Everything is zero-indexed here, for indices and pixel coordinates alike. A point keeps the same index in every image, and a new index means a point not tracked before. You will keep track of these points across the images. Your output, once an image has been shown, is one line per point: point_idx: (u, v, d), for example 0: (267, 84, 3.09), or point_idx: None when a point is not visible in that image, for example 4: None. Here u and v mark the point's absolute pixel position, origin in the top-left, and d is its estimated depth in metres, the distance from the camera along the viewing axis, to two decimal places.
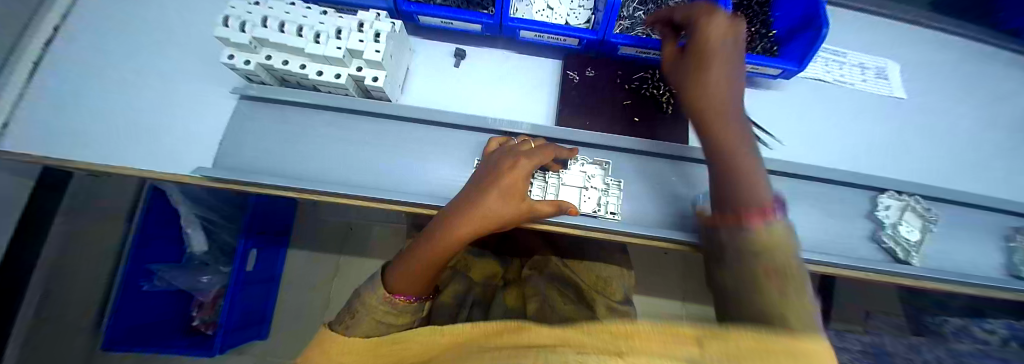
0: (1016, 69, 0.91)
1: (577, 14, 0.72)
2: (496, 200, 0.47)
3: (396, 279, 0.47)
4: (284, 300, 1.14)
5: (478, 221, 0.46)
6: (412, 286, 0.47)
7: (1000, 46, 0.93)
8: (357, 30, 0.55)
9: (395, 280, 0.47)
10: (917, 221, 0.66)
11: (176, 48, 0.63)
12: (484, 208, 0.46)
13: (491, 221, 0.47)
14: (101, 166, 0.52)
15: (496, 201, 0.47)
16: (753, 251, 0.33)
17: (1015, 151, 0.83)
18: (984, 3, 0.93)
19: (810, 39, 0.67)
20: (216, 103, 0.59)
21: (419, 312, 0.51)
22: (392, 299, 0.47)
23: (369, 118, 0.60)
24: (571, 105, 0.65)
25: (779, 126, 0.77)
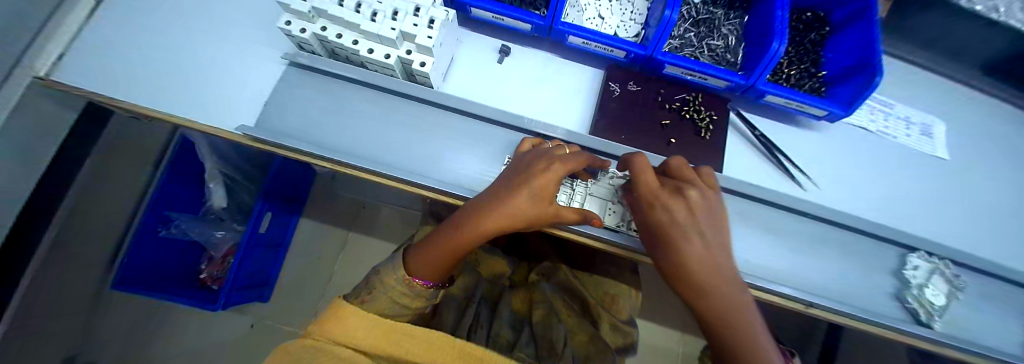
0: None
1: (628, 27, 0.65)
2: (523, 200, 0.43)
3: (416, 262, 0.46)
4: (287, 268, 1.20)
5: (501, 220, 0.43)
6: (430, 272, 0.45)
7: None
8: (413, 14, 0.53)
9: (416, 263, 0.46)
10: (944, 286, 0.62)
11: (233, 13, 0.68)
12: (506, 209, 0.43)
13: (516, 220, 0.44)
14: (155, 111, 0.57)
15: (523, 201, 0.43)
16: None
17: None
18: None
19: (863, 83, 0.59)
20: (264, 67, 0.63)
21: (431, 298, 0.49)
22: (409, 282, 0.45)
23: (409, 102, 0.59)
24: (611, 116, 0.61)
25: (830, 170, 0.67)
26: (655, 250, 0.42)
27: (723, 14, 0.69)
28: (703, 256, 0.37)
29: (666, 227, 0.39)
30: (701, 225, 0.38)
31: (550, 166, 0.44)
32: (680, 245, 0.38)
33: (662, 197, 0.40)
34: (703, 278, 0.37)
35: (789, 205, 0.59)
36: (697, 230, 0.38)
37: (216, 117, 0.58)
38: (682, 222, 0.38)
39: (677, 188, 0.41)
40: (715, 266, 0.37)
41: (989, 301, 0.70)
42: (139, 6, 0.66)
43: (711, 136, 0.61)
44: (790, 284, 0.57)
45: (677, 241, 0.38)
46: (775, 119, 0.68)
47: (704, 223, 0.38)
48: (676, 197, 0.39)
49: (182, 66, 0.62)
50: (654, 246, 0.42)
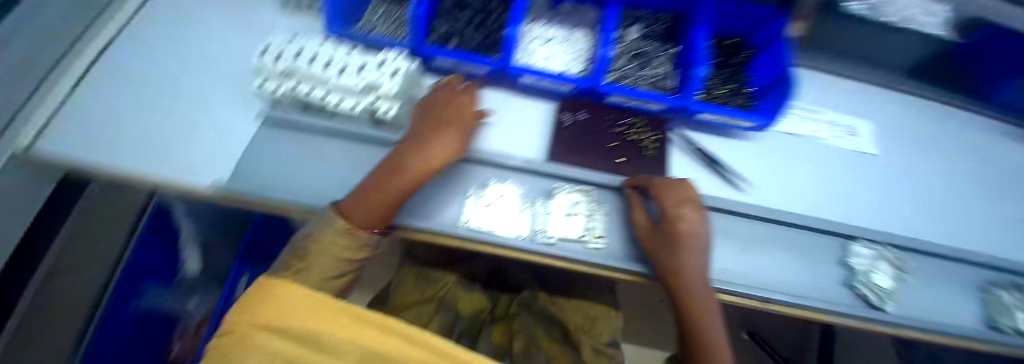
0: (962, 126, 1.06)
1: (574, 64, 0.74)
2: (459, 131, 0.57)
3: (355, 212, 0.47)
4: None
5: (448, 151, 0.54)
6: (380, 219, 0.48)
7: (948, 104, 1.10)
8: (378, 67, 0.59)
9: (355, 213, 0.47)
10: (891, 271, 0.68)
11: (210, 77, 0.73)
12: (449, 139, 0.55)
13: (449, 151, 0.55)
14: (125, 172, 0.58)
15: (460, 131, 0.57)
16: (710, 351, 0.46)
17: (973, 203, 0.92)
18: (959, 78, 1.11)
19: (783, 97, 0.68)
20: (239, 124, 0.67)
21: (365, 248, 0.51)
22: (352, 232, 0.47)
23: (379, 145, 0.63)
24: (566, 143, 0.68)
25: (764, 172, 0.74)
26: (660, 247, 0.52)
27: (657, 47, 0.78)
28: (698, 256, 0.50)
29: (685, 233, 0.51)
30: (705, 237, 0.52)
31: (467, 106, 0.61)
32: (694, 248, 0.50)
33: (687, 213, 0.52)
34: (697, 272, 0.49)
35: (732, 209, 0.65)
36: (703, 239, 0.52)
37: (192, 174, 0.60)
38: (699, 233, 0.51)
39: (693, 205, 0.54)
40: (705, 261, 0.51)
41: (934, 279, 0.76)
42: (119, 76, 0.70)
43: (654, 153, 0.69)
44: (743, 283, 0.62)
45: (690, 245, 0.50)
46: (713, 133, 0.76)
47: (707, 237, 0.52)
48: (695, 214, 0.52)
49: (158, 128, 0.65)
50: (662, 244, 0.51)
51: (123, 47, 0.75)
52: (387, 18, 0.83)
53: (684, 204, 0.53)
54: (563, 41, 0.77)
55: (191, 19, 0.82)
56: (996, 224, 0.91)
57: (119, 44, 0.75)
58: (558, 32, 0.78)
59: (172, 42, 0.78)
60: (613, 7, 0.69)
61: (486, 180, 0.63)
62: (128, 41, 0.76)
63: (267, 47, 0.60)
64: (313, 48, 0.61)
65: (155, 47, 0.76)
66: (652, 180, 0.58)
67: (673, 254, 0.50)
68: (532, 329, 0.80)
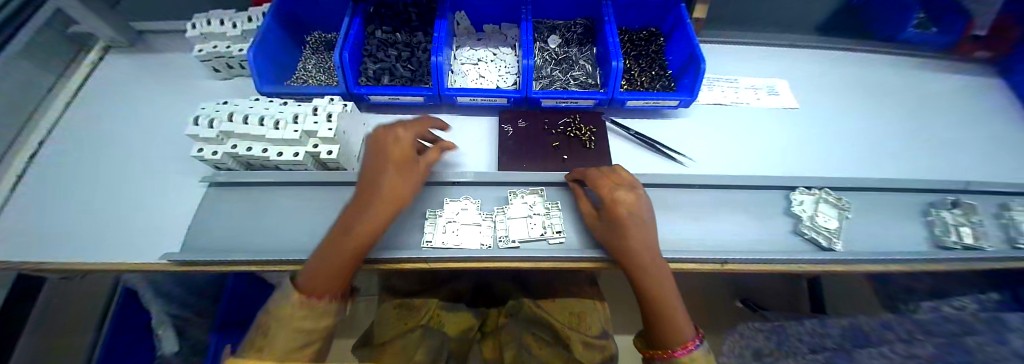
0: (866, 68, 1.18)
1: (505, 79, 0.81)
2: (399, 174, 0.49)
3: (310, 280, 0.43)
4: None
5: (389, 199, 0.46)
6: (341, 281, 0.45)
7: (850, 52, 1.22)
8: (313, 114, 0.61)
9: (309, 281, 0.43)
10: (833, 211, 0.72)
11: (153, 154, 0.74)
12: (386, 187, 0.47)
13: (399, 195, 0.48)
14: (63, 264, 0.56)
15: (401, 173, 0.49)
16: (670, 329, 0.46)
17: (893, 135, 1.01)
18: (857, 28, 1.27)
19: (694, 73, 0.75)
20: (186, 194, 0.67)
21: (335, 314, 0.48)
22: (308, 302, 0.43)
23: (328, 186, 0.64)
24: (510, 151, 0.71)
25: (696, 144, 0.80)
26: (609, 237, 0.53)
27: (577, 51, 0.87)
28: (644, 236, 0.50)
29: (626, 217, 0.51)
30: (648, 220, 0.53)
31: (403, 136, 0.52)
32: (641, 233, 0.50)
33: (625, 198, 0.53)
34: (646, 253, 0.49)
35: (673, 183, 0.70)
36: (645, 218, 0.52)
37: (139, 256, 0.58)
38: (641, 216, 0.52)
39: (630, 188, 0.55)
40: (651, 239, 0.51)
41: (876, 210, 0.81)
42: (49, 180, 0.69)
43: (596, 144, 0.73)
44: (697, 249, 0.65)
45: (631, 228, 0.50)
46: (645, 117, 0.83)
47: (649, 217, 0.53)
48: (632, 195, 0.54)
49: (98, 218, 0.63)
50: (608, 233, 0.53)
51: (54, 151, 0.74)
52: (320, 68, 0.90)
53: (620, 191, 0.54)
54: (491, 60, 0.84)
55: (123, 109, 0.83)
56: (922, 149, 0.99)
57: (49, 150, 0.74)
58: (484, 53, 0.86)
59: (105, 135, 0.77)
60: (526, 24, 0.76)
61: (440, 199, 0.65)
62: (59, 145, 0.75)
63: (198, 114, 0.61)
64: (247, 107, 0.63)
65: (88, 143, 0.76)
66: (590, 174, 0.60)
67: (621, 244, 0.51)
68: (521, 337, 0.77)
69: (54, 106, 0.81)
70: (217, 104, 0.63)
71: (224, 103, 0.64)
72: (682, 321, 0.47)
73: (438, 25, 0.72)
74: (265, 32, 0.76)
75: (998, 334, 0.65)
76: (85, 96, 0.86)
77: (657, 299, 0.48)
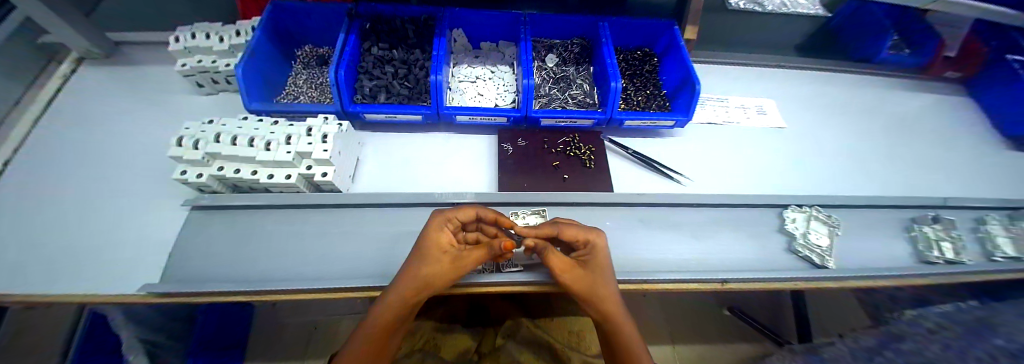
0: (844, 86, 1.25)
1: (504, 97, 0.81)
2: (420, 268, 0.45)
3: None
4: None
5: (403, 291, 0.45)
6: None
7: (830, 70, 1.28)
8: (306, 135, 0.59)
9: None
10: (823, 228, 0.74)
11: (132, 174, 0.70)
12: (406, 281, 0.45)
13: (419, 289, 0.46)
14: (21, 296, 0.51)
15: (420, 267, 0.45)
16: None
17: (873, 152, 1.06)
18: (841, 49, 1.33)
19: (690, 94, 0.76)
20: (168, 217, 0.64)
21: None
22: None
23: (322, 209, 0.62)
24: (511, 171, 0.70)
25: (692, 163, 0.82)
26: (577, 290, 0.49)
27: (574, 70, 0.87)
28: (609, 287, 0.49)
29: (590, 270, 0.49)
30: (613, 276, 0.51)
31: (437, 226, 0.47)
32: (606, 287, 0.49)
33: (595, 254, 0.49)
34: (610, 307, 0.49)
35: (672, 202, 0.70)
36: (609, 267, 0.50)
37: (112, 285, 0.54)
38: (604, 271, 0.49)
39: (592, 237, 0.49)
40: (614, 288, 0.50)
41: (864, 228, 0.83)
42: (19, 201, 0.64)
43: (596, 163, 0.74)
44: (698, 269, 0.65)
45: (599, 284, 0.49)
46: (641, 136, 0.84)
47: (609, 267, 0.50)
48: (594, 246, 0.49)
49: (67, 246, 0.58)
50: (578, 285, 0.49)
51: (21, 170, 0.69)
52: (312, 84, 0.87)
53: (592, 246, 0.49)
54: (489, 78, 0.84)
55: (102, 124, 0.78)
56: (900, 166, 1.04)
57: (14, 169, 0.69)
58: (482, 71, 0.86)
59: (82, 152, 0.73)
60: (525, 43, 0.76)
61: None
62: (29, 164, 0.70)
63: (181, 134, 0.58)
64: (236, 127, 0.61)
65: (63, 161, 0.71)
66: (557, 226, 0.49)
67: (595, 293, 0.49)
68: (519, 356, 0.74)
69: (22, 120, 0.76)
70: (202, 124, 0.60)
71: (209, 123, 0.61)
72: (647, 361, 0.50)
73: (436, 43, 0.72)
74: (255, 48, 0.73)
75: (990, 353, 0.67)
76: (57, 110, 0.80)
77: (622, 349, 0.51)
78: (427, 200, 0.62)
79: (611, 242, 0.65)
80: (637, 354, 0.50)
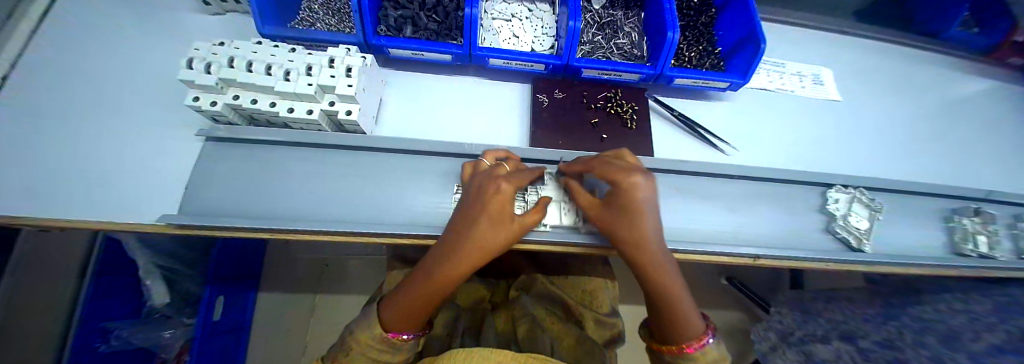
0: (908, 61, 1.12)
1: (541, 41, 0.72)
2: (493, 236, 0.45)
3: (391, 318, 0.45)
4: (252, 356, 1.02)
5: (473, 257, 0.45)
6: (411, 325, 0.46)
7: (895, 43, 1.15)
8: (328, 66, 0.53)
9: (391, 319, 0.45)
10: (865, 211, 0.70)
11: (137, 99, 0.65)
12: (479, 245, 0.45)
13: (489, 253, 0.46)
14: (39, 216, 0.50)
15: (493, 235, 0.45)
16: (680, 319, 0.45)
17: (926, 137, 0.98)
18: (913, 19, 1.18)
19: (752, 54, 0.67)
20: (182, 148, 0.61)
21: (412, 348, 0.50)
22: (388, 339, 0.45)
23: (344, 151, 0.58)
24: (546, 125, 0.65)
25: (737, 133, 0.75)
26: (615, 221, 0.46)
27: (622, 15, 0.77)
28: (649, 224, 0.45)
29: (630, 197, 0.45)
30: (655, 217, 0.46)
31: (506, 193, 0.46)
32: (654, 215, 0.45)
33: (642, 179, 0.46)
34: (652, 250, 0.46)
35: (714, 172, 0.65)
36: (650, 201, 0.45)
37: (135, 213, 0.53)
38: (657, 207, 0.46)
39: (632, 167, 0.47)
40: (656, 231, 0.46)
41: (904, 216, 0.79)
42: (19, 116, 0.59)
43: (638, 124, 0.67)
44: (730, 242, 0.63)
45: (639, 218, 0.45)
46: (686, 98, 0.77)
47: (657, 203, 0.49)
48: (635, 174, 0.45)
49: (75, 171, 0.55)
50: (617, 214, 0.46)
51: None
52: (327, 10, 0.78)
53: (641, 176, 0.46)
54: (526, 17, 0.74)
55: (95, 39, 0.71)
56: (951, 154, 0.96)
57: None
58: (519, 8, 0.76)
59: (84, 64, 0.67)
60: None
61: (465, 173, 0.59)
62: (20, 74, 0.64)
63: (191, 55, 0.52)
64: (249, 52, 0.54)
65: (57, 69, 0.64)
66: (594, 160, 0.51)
67: (633, 225, 0.45)
68: (534, 311, 0.72)
69: None
70: (212, 45, 0.54)
71: (219, 45, 0.55)
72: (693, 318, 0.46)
73: None
74: None
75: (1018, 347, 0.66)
76: None
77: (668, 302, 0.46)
78: (456, 149, 0.58)
79: None
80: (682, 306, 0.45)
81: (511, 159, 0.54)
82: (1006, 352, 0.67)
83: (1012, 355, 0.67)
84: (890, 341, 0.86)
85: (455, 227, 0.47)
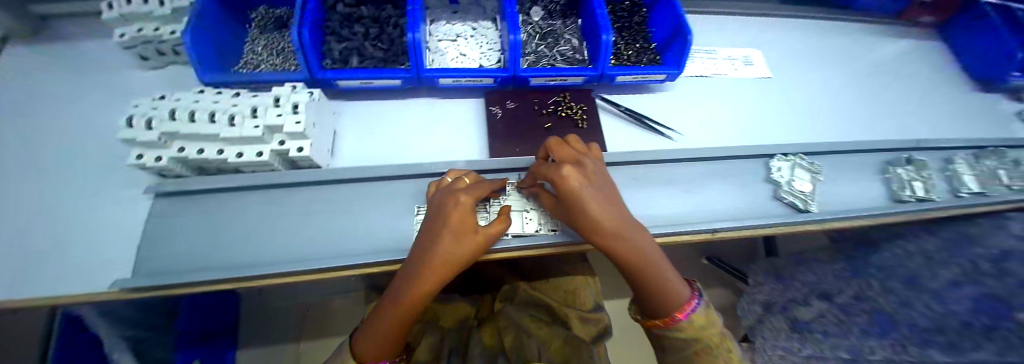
0: (828, 34, 1.24)
1: (488, 56, 0.75)
2: (451, 251, 0.46)
3: (363, 347, 0.47)
4: None
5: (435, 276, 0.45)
6: (385, 350, 0.48)
7: (814, 18, 1.26)
8: (274, 106, 0.53)
9: (363, 347, 0.48)
10: (807, 175, 0.77)
11: (78, 165, 0.63)
12: (438, 261, 0.45)
13: (453, 268, 0.46)
14: None
15: (453, 250, 0.46)
16: (661, 294, 0.47)
17: (853, 101, 1.07)
18: None
19: (681, 45, 0.73)
20: (132, 209, 0.59)
21: None
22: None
23: (302, 188, 0.58)
24: (501, 135, 0.67)
25: (681, 119, 0.81)
26: (576, 218, 0.48)
27: (561, 24, 0.82)
28: (607, 213, 0.46)
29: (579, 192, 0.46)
30: (612, 205, 0.47)
31: (461, 207, 0.47)
32: (602, 213, 0.45)
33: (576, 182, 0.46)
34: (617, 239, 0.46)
35: (664, 158, 0.69)
36: (599, 192, 0.47)
37: (85, 284, 0.50)
38: (603, 202, 0.46)
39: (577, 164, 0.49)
40: (618, 218, 0.47)
41: (844, 174, 0.86)
42: None
43: (589, 123, 0.71)
44: (690, 222, 0.67)
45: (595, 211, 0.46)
46: (631, 93, 0.82)
47: (608, 195, 0.48)
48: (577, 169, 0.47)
49: (17, 250, 0.53)
50: (573, 212, 0.48)
51: None
52: (273, 51, 0.79)
53: (576, 178, 0.46)
54: (471, 36, 0.78)
55: (33, 112, 0.69)
56: (877, 112, 1.06)
57: None
58: (462, 28, 0.79)
59: (19, 144, 0.64)
60: None
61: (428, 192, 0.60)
62: None
63: (130, 113, 0.51)
64: (192, 102, 0.54)
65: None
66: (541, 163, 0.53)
67: (591, 219, 0.46)
68: (518, 321, 0.72)
69: None
70: (152, 100, 0.54)
71: (161, 99, 0.54)
72: (671, 293, 0.48)
73: None
74: (202, 8, 0.64)
75: (970, 280, 0.72)
76: None
77: (645, 283, 0.48)
78: (413, 170, 0.59)
79: None
80: (659, 284, 0.47)
81: (473, 174, 0.56)
82: (961, 285, 0.72)
83: (965, 286, 0.72)
84: (867, 297, 0.91)
85: (417, 247, 0.48)
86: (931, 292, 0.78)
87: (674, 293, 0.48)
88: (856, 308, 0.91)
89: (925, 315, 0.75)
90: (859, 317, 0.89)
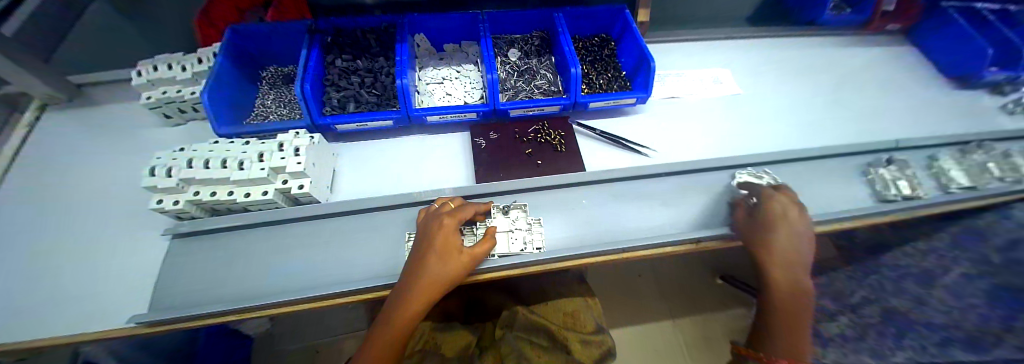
0: (793, 49, 1.31)
1: (471, 94, 0.84)
2: (440, 270, 0.49)
3: None
4: None
5: (423, 294, 0.49)
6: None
7: (779, 35, 1.34)
8: (279, 150, 0.60)
9: None
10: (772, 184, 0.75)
11: (107, 214, 0.69)
12: (427, 280, 0.49)
13: (441, 286, 0.50)
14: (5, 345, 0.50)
15: (440, 269, 0.49)
16: (794, 341, 0.57)
17: (826, 109, 1.11)
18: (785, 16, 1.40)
19: (646, 73, 0.80)
20: (150, 250, 0.64)
21: None
22: None
23: (303, 222, 0.63)
24: (485, 163, 0.73)
25: (657, 138, 0.86)
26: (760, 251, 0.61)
27: (536, 61, 0.91)
28: (794, 256, 0.58)
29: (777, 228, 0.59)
30: (802, 256, 0.59)
31: (447, 230, 0.52)
32: (785, 279, 0.57)
33: (777, 222, 0.59)
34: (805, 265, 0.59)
35: (642, 173, 0.73)
36: (807, 233, 0.59)
37: (104, 321, 0.54)
38: (792, 242, 0.58)
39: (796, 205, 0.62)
40: (798, 262, 0.58)
41: (828, 178, 0.87)
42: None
43: (566, 146, 0.77)
44: (669, 232, 0.68)
45: (797, 245, 0.58)
46: (607, 116, 0.89)
47: (809, 237, 0.59)
48: (796, 213, 0.60)
49: (44, 295, 0.57)
50: (762, 246, 0.60)
51: None
52: (281, 103, 0.88)
53: (790, 218, 0.59)
54: (456, 77, 0.87)
55: (70, 170, 0.77)
56: (852, 117, 1.10)
57: None
58: (448, 72, 0.88)
59: (55, 200, 0.72)
60: (485, 40, 0.79)
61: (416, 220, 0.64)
62: None
63: (153, 164, 0.58)
64: (208, 151, 0.61)
65: (31, 211, 0.70)
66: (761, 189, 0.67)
67: (785, 258, 0.58)
68: (517, 348, 0.74)
69: None
70: (172, 152, 0.61)
71: (180, 150, 0.62)
72: (799, 340, 0.57)
73: (399, 49, 0.74)
74: (220, 72, 0.74)
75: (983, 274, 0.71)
76: (23, 162, 0.80)
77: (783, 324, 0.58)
78: (404, 201, 0.64)
79: (593, 219, 0.68)
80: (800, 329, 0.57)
81: (458, 199, 0.61)
82: (976, 278, 0.72)
83: (978, 281, 0.71)
84: (878, 298, 0.90)
85: (406, 267, 0.52)
86: (943, 288, 0.77)
87: (799, 342, 0.57)
88: (869, 310, 0.89)
89: (942, 314, 0.74)
90: (874, 320, 0.87)
